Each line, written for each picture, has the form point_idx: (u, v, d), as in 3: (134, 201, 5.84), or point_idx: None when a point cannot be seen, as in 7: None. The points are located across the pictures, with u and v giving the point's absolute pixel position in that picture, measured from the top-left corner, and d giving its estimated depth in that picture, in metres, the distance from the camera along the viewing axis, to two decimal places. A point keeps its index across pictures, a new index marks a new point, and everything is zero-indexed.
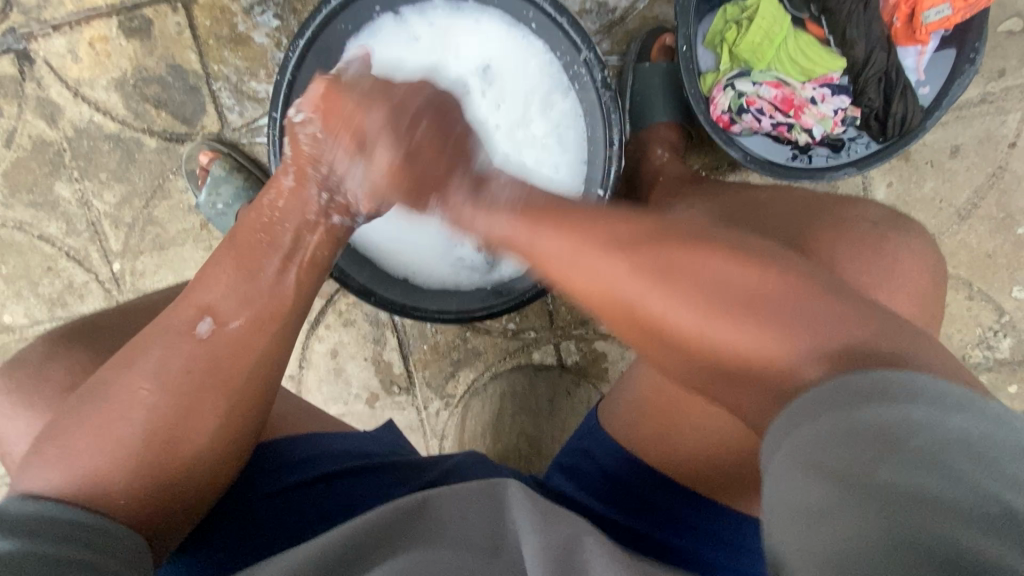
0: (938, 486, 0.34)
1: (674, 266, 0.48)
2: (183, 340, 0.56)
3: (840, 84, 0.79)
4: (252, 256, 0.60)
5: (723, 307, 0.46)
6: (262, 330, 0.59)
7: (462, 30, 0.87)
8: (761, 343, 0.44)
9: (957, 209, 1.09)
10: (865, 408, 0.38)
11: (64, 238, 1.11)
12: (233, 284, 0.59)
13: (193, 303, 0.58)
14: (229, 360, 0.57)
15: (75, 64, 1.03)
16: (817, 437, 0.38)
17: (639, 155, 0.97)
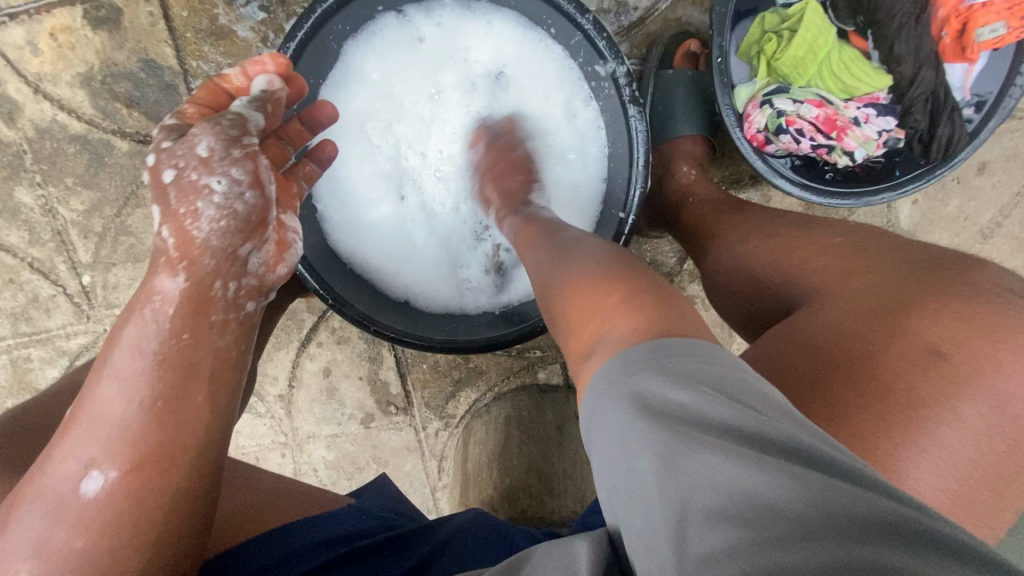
0: (772, 484, 0.32)
1: (596, 281, 0.52)
2: (63, 504, 0.47)
3: (886, 104, 0.73)
4: (141, 384, 0.50)
5: (581, 312, 0.51)
6: (168, 468, 0.50)
7: (472, 32, 0.79)
8: (599, 336, 0.48)
9: (980, 228, 1.05)
10: (691, 374, 0.39)
11: (27, 248, 1.01)
12: (127, 425, 0.49)
13: (72, 459, 0.48)
14: (124, 511, 0.47)
15: (34, 56, 0.92)
16: (648, 434, 0.36)
17: (665, 171, 0.91)
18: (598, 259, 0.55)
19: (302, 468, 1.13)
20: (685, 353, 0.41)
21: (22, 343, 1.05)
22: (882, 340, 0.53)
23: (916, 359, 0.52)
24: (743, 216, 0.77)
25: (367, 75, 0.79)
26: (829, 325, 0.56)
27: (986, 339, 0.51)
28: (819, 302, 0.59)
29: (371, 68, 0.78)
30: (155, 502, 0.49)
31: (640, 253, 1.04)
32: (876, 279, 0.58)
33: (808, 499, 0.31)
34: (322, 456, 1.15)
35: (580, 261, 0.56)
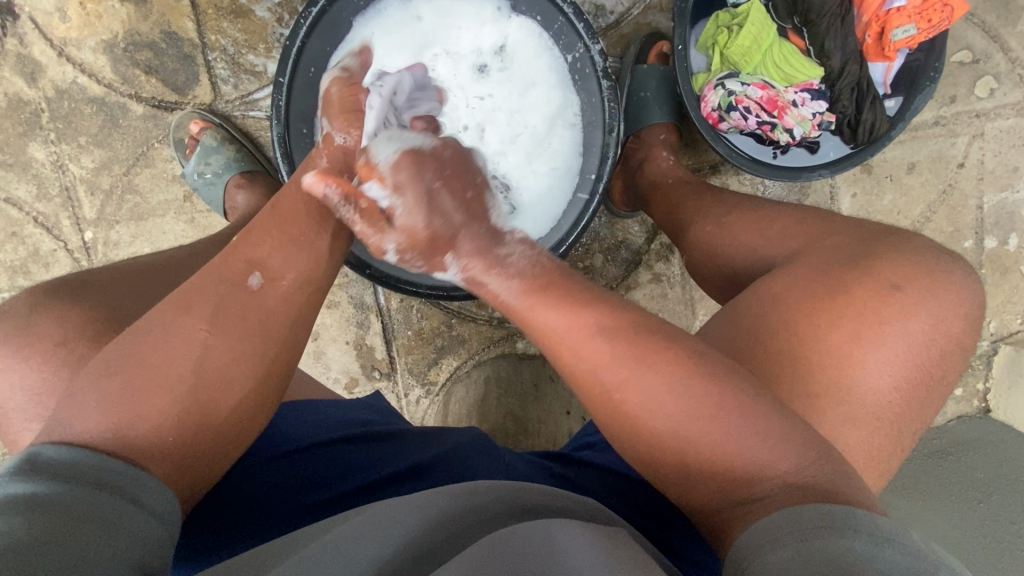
0: None
1: (721, 427, 0.50)
2: (236, 292, 0.54)
3: (818, 90, 0.85)
4: (294, 217, 0.61)
5: (680, 417, 0.50)
6: (302, 290, 0.58)
7: (464, 15, 0.89)
8: (714, 453, 0.50)
9: (912, 221, 1.18)
10: (829, 541, 0.42)
11: (33, 203, 1.06)
12: (281, 242, 0.58)
13: (241, 257, 0.57)
14: (284, 309, 0.56)
15: (63, 23, 1.00)
16: (789, 559, 0.41)
17: (646, 155, 1.01)
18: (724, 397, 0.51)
19: None
20: (797, 508, 0.45)
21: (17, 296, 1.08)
22: (850, 279, 0.60)
23: (869, 291, 0.59)
24: (718, 199, 0.84)
25: None
26: (798, 279, 0.63)
27: (921, 274, 0.60)
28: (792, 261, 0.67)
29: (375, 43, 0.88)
30: (295, 332, 0.57)
31: (610, 231, 1.13)
32: (840, 244, 0.65)
33: None
34: None
35: (655, 341, 0.54)
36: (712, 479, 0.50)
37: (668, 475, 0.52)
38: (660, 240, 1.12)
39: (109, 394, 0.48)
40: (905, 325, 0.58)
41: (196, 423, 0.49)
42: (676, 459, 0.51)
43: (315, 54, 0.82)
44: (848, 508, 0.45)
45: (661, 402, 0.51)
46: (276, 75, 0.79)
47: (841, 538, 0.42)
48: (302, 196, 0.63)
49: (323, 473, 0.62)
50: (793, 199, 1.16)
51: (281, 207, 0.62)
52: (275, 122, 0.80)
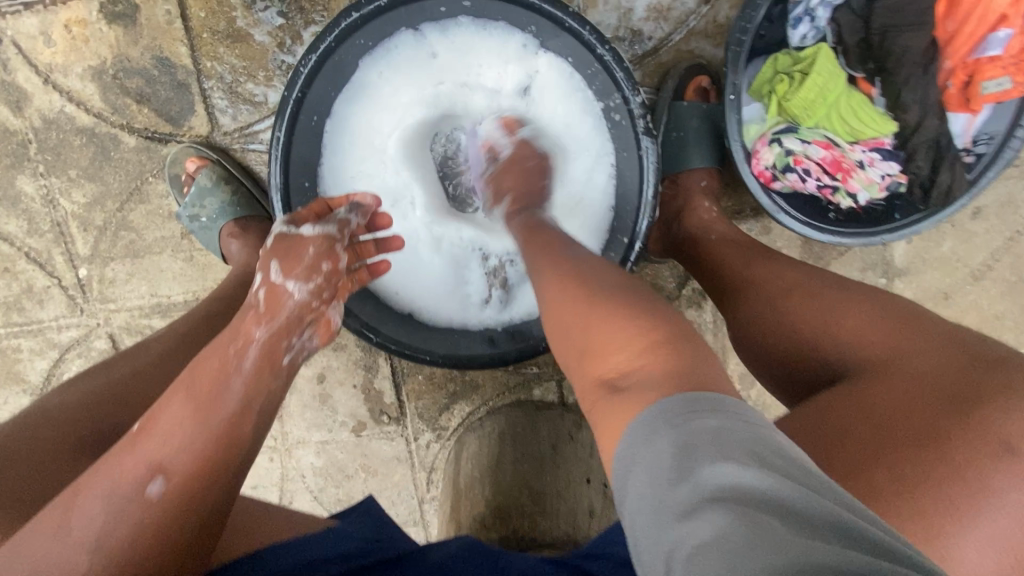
0: (768, 481, 0.35)
1: (615, 315, 0.50)
2: (127, 510, 0.45)
3: (891, 150, 0.74)
4: (213, 389, 0.51)
5: (584, 299, 0.53)
6: (214, 481, 0.48)
7: (485, 51, 0.79)
8: (600, 344, 0.50)
9: (972, 270, 1.08)
10: (692, 424, 0.40)
11: (24, 238, 1.00)
12: (187, 434, 0.48)
13: (140, 457, 0.47)
14: (182, 517, 0.46)
15: (48, 47, 0.92)
16: (659, 479, 0.38)
17: (683, 203, 0.92)
18: (637, 305, 0.51)
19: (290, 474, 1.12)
20: (674, 396, 0.42)
21: (11, 333, 1.03)
22: (951, 427, 0.51)
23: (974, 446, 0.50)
24: (776, 271, 0.74)
25: (380, 91, 0.78)
26: (883, 410, 0.54)
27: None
28: (876, 379, 0.57)
29: (385, 84, 0.78)
30: (205, 537, 0.48)
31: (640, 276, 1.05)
32: (937, 372, 0.55)
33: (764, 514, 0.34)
34: (311, 461, 1.14)
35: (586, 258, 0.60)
36: (603, 361, 0.49)
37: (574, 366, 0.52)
38: (691, 286, 1.05)
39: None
40: (1010, 491, 0.49)
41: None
42: (578, 352, 0.52)
43: (317, 100, 0.73)
44: (724, 396, 0.42)
45: (557, 294, 0.56)
46: (273, 127, 0.70)
47: (732, 445, 0.38)
48: (219, 368, 0.52)
49: None
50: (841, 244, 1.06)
51: (195, 376, 0.51)
52: (273, 176, 0.72)
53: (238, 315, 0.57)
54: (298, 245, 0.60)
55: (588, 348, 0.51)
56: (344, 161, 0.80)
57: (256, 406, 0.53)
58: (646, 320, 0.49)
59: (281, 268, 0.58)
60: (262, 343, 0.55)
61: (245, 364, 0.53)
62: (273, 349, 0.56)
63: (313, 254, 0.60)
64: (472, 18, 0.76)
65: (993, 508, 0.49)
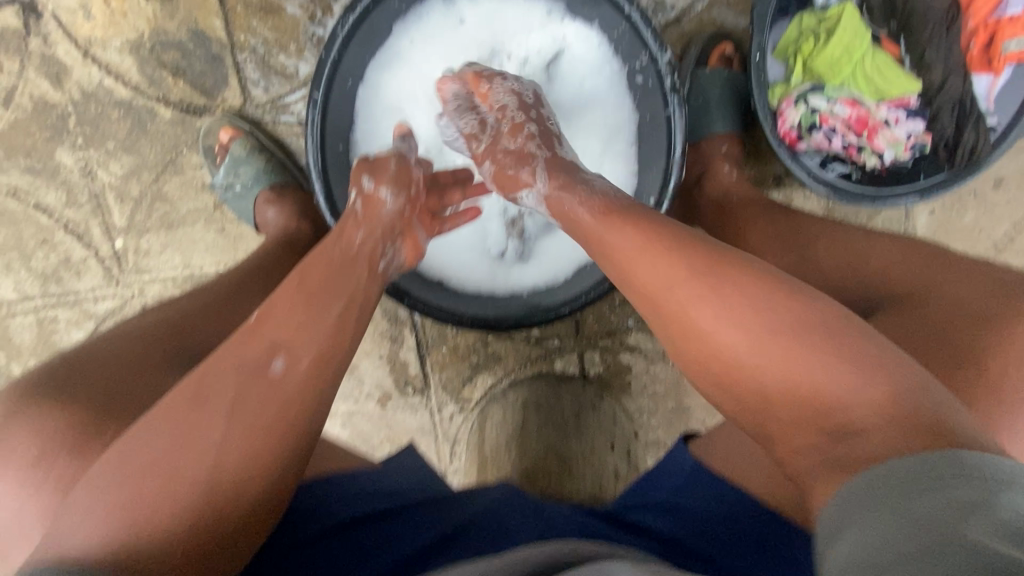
0: (978, 533, 0.30)
1: (700, 293, 0.48)
2: (254, 384, 0.47)
3: (916, 108, 0.76)
4: (322, 282, 0.55)
5: (749, 341, 0.45)
6: (324, 369, 0.51)
7: (513, 20, 0.81)
8: (729, 370, 0.46)
9: (994, 242, 1.08)
10: (905, 502, 0.33)
11: (62, 209, 1.03)
12: (304, 320, 0.51)
13: (260, 337, 0.50)
14: (306, 400, 0.49)
15: (88, 22, 0.95)
16: (865, 533, 0.34)
17: (705, 170, 0.93)
18: (749, 288, 0.47)
19: None
20: (874, 470, 0.36)
21: (48, 304, 1.06)
22: (994, 358, 0.53)
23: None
24: (796, 232, 0.77)
25: (410, 56, 0.80)
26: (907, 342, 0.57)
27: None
28: (922, 319, 0.57)
29: (416, 49, 0.80)
30: (315, 418, 0.49)
31: None
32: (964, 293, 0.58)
33: (937, 550, 0.30)
34: (337, 433, 1.16)
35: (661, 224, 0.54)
36: (769, 404, 0.44)
37: (735, 390, 0.46)
38: None
39: (123, 500, 0.42)
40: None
41: (208, 525, 0.43)
42: (726, 374, 0.46)
43: (352, 64, 0.75)
44: (986, 455, 0.34)
45: (712, 323, 0.47)
46: (310, 88, 0.72)
47: (905, 521, 0.32)
48: (329, 268, 0.56)
49: (362, 551, 0.58)
50: (862, 216, 1.07)
51: (303, 279, 0.55)
52: (309, 136, 0.73)
53: (335, 234, 0.61)
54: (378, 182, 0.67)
55: (723, 383, 0.47)
56: (374, 125, 0.82)
57: (357, 305, 0.56)
58: (769, 309, 0.46)
59: (371, 179, 0.67)
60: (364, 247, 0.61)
61: (348, 270, 0.57)
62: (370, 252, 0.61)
63: (397, 166, 0.69)
64: None
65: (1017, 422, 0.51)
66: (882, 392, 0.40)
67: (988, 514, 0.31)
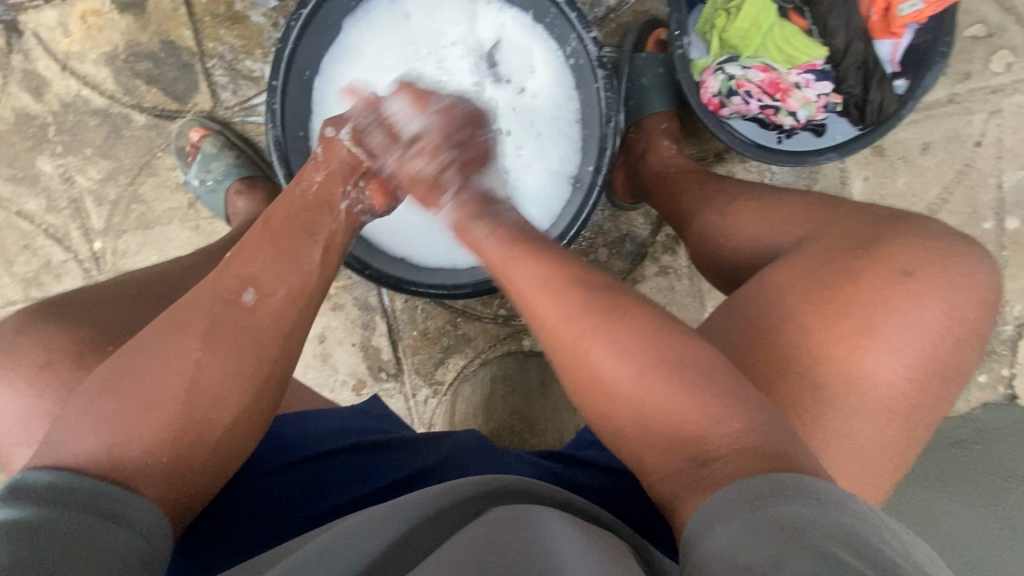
0: (835, 558, 0.36)
1: (612, 343, 0.51)
2: (230, 311, 0.55)
3: (823, 71, 0.83)
4: (286, 232, 0.61)
5: (638, 380, 0.50)
6: (296, 304, 0.58)
7: (453, 11, 0.88)
8: (645, 419, 0.49)
9: (929, 203, 1.14)
10: (784, 508, 0.40)
11: (43, 215, 1.08)
12: (270, 257, 0.59)
13: (235, 275, 0.57)
14: (277, 330, 0.56)
15: (66, 37, 1.02)
16: (739, 525, 0.40)
17: (648, 144, 0.99)
18: (644, 338, 0.51)
19: None
20: (768, 478, 0.43)
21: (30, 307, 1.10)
22: (860, 266, 0.58)
23: (879, 278, 0.57)
24: (723, 186, 0.82)
25: (362, 50, 0.87)
26: (801, 265, 0.61)
27: (933, 259, 0.58)
28: (799, 249, 0.64)
29: (367, 44, 0.87)
30: (289, 345, 0.57)
31: (614, 222, 1.11)
32: (843, 231, 0.63)
33: (800, 557, 0.36)
34: None
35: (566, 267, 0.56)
36: (666, 440, 0.48)
37: (635, 433, 0.50)
38: (665, 232, 1.10)
39: (113, 411, 0.49)
40: (916, 314, 0.56)
41: (194, 437, 0.50)
42: (629, 421, 0.50)
43: (307, 57, 0.82)
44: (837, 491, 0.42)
45: (614, 373, 0.50)
46: (270, 78, 0.79)
47: (785, 522, 0.39)
48: (294, 215, 0.64)
49: (320, 485, 0.61)
50: (802, 185, 1.13)
51: (272, 221, 0.62)
52: (269, 123, 0.79)
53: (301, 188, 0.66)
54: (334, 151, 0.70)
55: (626, 425, 0.50)
56: (331, 113, 0.88)
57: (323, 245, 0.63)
58: (659, 361, 0.50)
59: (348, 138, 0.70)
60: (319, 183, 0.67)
61: (310, 208, 0.65)
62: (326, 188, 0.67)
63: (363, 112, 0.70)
64: None
65: (893, 324, 0.55)
66: (742, 425, 0.47)
67: (849, 549, 0.37)
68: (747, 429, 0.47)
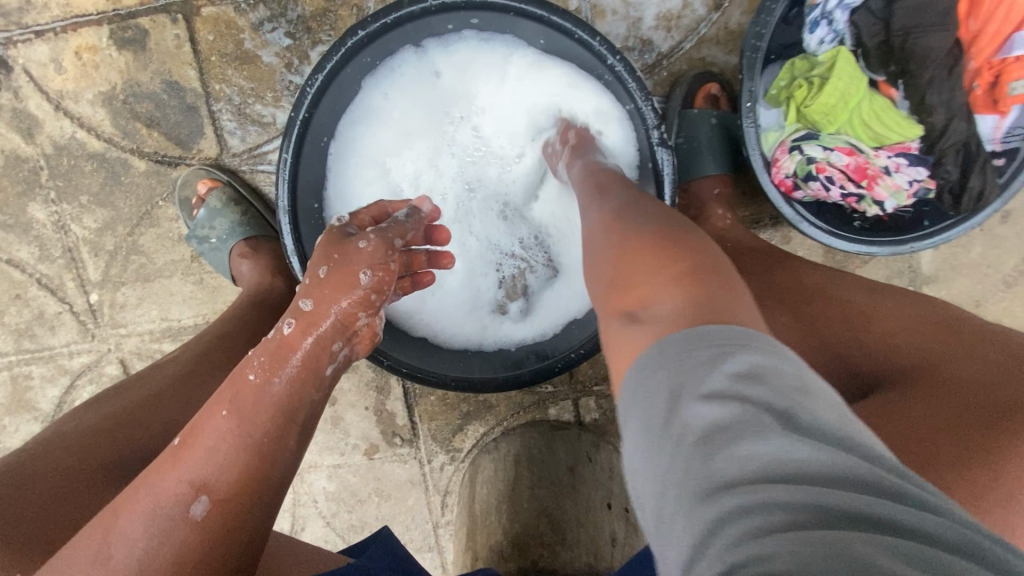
0: (791, 480, 0.30)
1: (616, 227, 0.54)
2: (170, 530, 0.46)
3: (919, 154, 0.72)
4: (250, 415, 0.51)
5: (633, 240, 0.51)
6: (255, 501, 0.49)
7: (486, 67, 0.77)
8: (630, 277, 0.48)
9: (1004, 276, 1.03)
10: (729, 370, 0.35)
11: (36, 264, 0.99)
12: (228, 455, 0.49)
13: (180, 478, 0.47)
14: (226, 540, 0.47)
15: (59, 74, 0.92)
16: (672, 445, 0.35)
17: (697, 213, 0.89)
18: (662, 223, 0.52)
19: (302, 499, 1.10)
20: (715, 326, 0.39)
21: (23, 360, 1.03)
22: (999, 435, 0.48)
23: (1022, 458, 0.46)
24: (792, 273, 0.71)
25: (384, 112, 0.78)
26: (924, 413, 0.51)
27: None
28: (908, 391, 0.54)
29: (389, 104, 0.77)
30: (247, 547, 0.49)
31: None
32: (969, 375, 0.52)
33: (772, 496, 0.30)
34: (323, 486, 1.12)
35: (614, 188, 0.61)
36: (630, 282, 0.48)
37: (619, 297, 0.49)
38: None
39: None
40: None
41: None
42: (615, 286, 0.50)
43: (323, 123, 0.72)
44: (770, 343, 0.38)
45: (597, 237, 0.56)
46: (280, 148, 0.69)
47: (723, 410, 0.34)
48: (257, 393, 0.52)
49: None
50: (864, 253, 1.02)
51: (235, 398, 0.51)
52: (280, 198, 0.70)
53: (271, 345, 0.54)
54: (353, 258, 0.57)
55: (617, 284, 0.49)
56: (351, 183, 0.79)
57: (291, 428, 0.53)
58: (646, 236, 0.50)
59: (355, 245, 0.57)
60: (306, 351, 0.55)
61: (280, 374, 0.53)
62: (314, 358, 0.55)
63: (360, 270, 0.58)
64: (475, 31, 0.74)
65: None
66: (694, 270, 0.45)
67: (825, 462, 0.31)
68: (704, 268, 0.45)
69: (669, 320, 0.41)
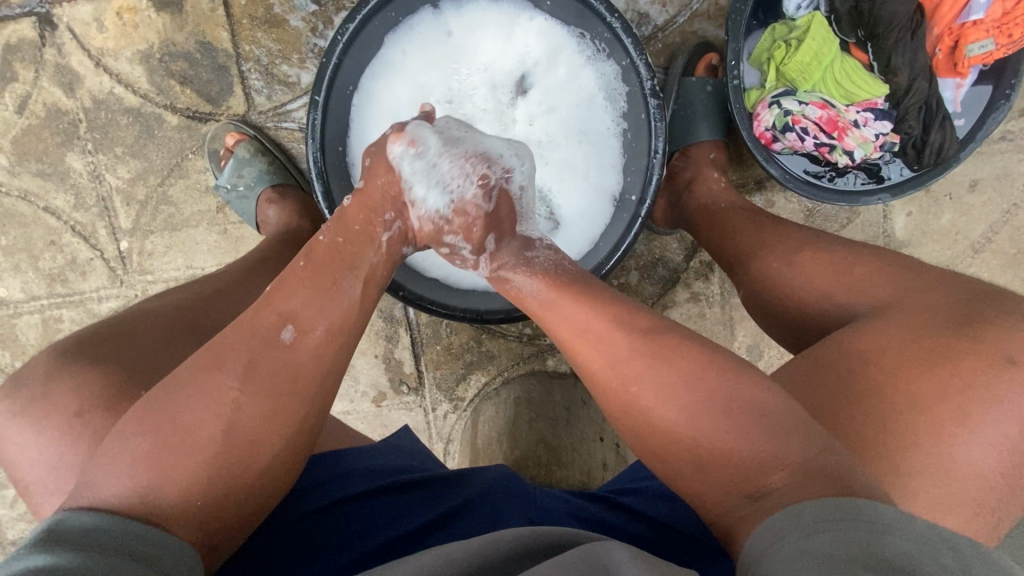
0: None
1: (649, 376, 0.53)
2: (267, 347, 0.54)
3: (884, 110, 0.80)
4: (329, 265, 0.61)
5: (676, 395, 0.51)
6: (335, 339, 0.57)
7: (496, 27, 0.86)
8: (701, 447, 0.49)
9: (972, 242, 1.11)
10: (835, 536, 0.39)
11: (71, 212, 1.06)
12: (312, 294, 0.58)
13: (273, 308, 0.56)
14: (316, 363, 0.55)
15: (100, 33, 1.00)
16: (798, 546, 0.40)
17: (696, 176, 0.97)
18: (667, 357, 0.53)
19: None
20: (817, 500, 0.42)
21: (54, 304, 1.09)
22: (960, 343, 0.56)
23: (981, 363, 0.55)
24: (781, 231, 0.80)
25: (401, 65, 0.85)
26: (905, 331, 0.59)
27: None
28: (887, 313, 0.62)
29: (406, 60, 0.85)
30: (326, 384, 0.56)
31: (648, 250, 1.08)
32: (940, 302, 0.61)
33: None
34: None
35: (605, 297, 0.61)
36: (687, 455, 0.50)
37: (667, 458, 0.51)
38: (699, 258, 1.07)
39: (152, 449, 0.48)
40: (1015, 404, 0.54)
41: (230, 482, 0.49)
42: (663, 441, 0.51)
43: (350, 73, 0.80)
44: (870, 501, 0.42)
45: (604, 371, 0.55)
46: (311, 92, 0.77)
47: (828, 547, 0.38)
48: (334, 250, 0.62)
49: (352, 530, 0.60)
50: (843, 218, 1.10)
51: (312, 255, 0.61)
52: (309, 137, 0.77)
53: (338, 217, 0.66)
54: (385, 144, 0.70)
55: (659, 440, 0.51)
56: (366, 132, 0.85)
57: (364, 280, 0.62)
58: (675, 391, 0.51)
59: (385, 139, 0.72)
60: (367, 225, 0.65)
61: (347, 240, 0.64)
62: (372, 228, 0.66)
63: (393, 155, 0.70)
64: None
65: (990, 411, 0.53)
66: (788, 455, 0.46)
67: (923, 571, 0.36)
68: (792, 460, 0.46)
69: (781, 500, 0.44)
